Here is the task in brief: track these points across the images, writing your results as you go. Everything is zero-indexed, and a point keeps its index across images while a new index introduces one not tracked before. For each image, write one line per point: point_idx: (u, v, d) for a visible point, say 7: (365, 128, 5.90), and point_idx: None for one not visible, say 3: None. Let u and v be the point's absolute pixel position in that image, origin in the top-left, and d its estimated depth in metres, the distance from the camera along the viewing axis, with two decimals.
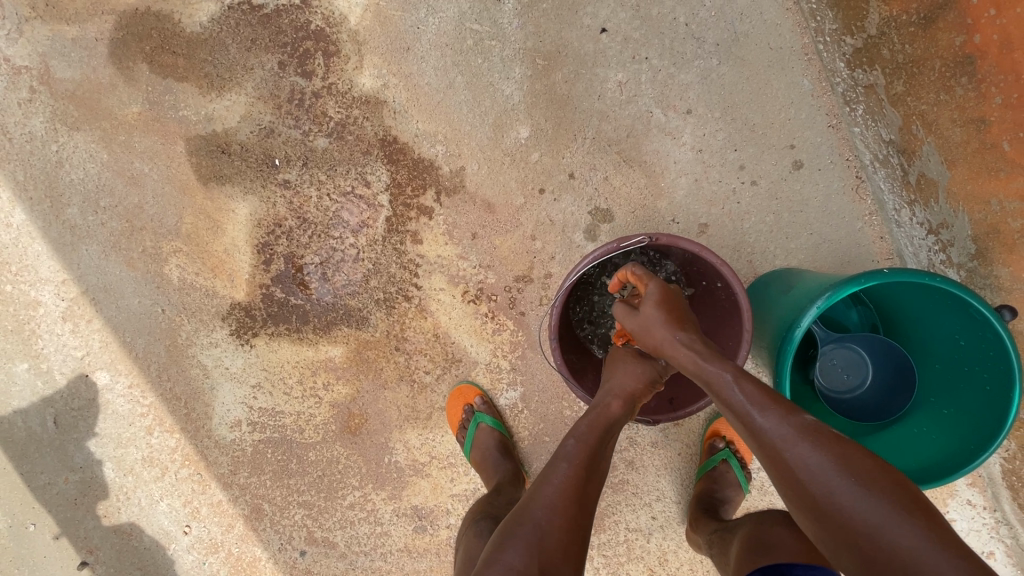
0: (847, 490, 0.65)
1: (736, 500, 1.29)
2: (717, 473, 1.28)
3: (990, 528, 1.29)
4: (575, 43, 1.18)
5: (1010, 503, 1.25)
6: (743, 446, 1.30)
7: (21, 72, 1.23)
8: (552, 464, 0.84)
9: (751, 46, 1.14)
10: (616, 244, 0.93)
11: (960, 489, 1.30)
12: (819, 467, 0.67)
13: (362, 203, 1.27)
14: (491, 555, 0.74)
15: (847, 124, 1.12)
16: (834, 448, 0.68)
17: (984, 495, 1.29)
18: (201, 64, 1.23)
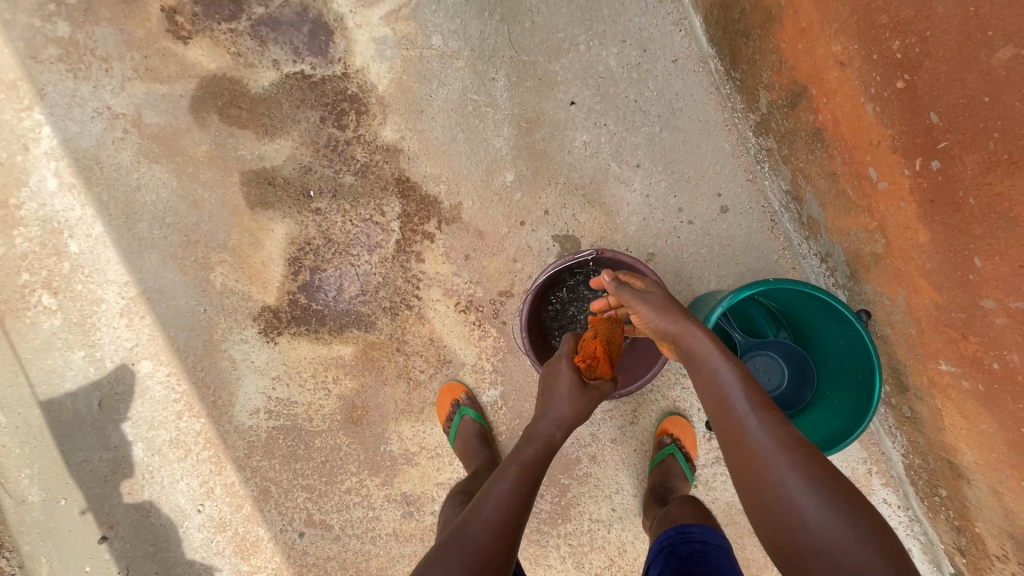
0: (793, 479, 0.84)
1: (683, 489, 1.50)
2: (665, 464, 1.49)
3: (904, 524, 1.46)
4: (552, 112, 1.52)
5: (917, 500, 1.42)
6: (688, 441, 1.52)
7: (118, 118, 1.54)
8: (505, 468, 1.01)
9: (686, 118, 1.48)
10: (572, 258, 1.23)
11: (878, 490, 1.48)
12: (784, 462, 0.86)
13: (378, 228, 1.57)
14: (440, 546, 0.91)
15: (759, 179, 1.45)
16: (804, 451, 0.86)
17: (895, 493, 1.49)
18: (261, 116, 1.55)
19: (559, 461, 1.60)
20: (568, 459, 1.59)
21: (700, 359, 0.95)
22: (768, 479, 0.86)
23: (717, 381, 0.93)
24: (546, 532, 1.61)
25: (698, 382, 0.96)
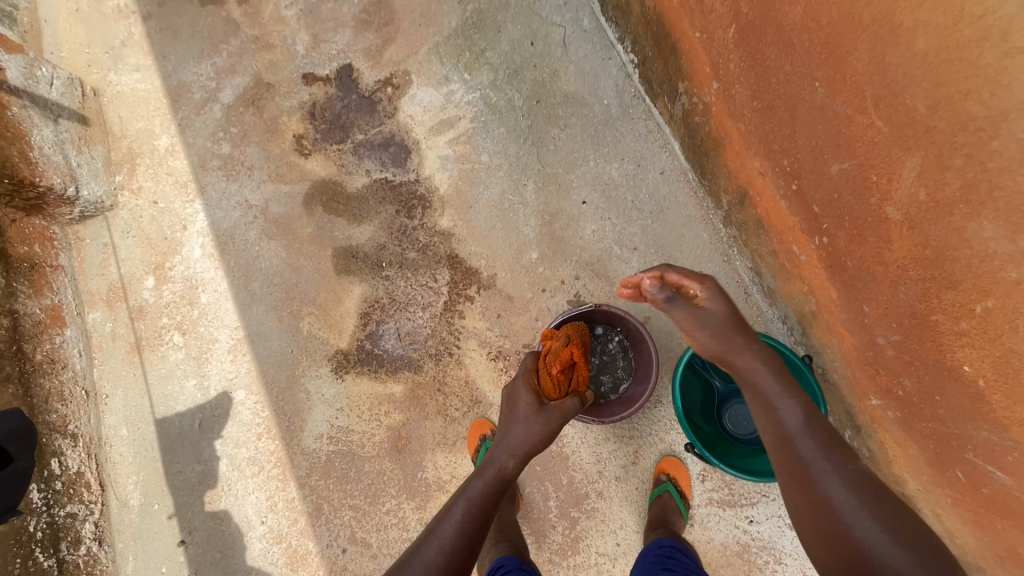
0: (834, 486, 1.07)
1: (681, 523, 1.70)
2: (662, 499, 1.72)
3: None
4: (569, 207, 1.98)
5: None
6: (682, 479, 1.75)
7: (251, 207, 2.12)
8: (470, 495, 1.31)
9: (673, 213, 1.90)
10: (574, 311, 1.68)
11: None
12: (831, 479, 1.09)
13: (431, 292, 2.01)
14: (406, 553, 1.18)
15: (732, 260, 1.83)
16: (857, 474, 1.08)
17: None
18: (353, 207, 2.08)
19: (570, 496, 1.83)
20: (578, 494, 1.83)
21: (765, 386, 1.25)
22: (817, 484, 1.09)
23: (779, 405, 1.22)
24: (558, 563, 1.81)
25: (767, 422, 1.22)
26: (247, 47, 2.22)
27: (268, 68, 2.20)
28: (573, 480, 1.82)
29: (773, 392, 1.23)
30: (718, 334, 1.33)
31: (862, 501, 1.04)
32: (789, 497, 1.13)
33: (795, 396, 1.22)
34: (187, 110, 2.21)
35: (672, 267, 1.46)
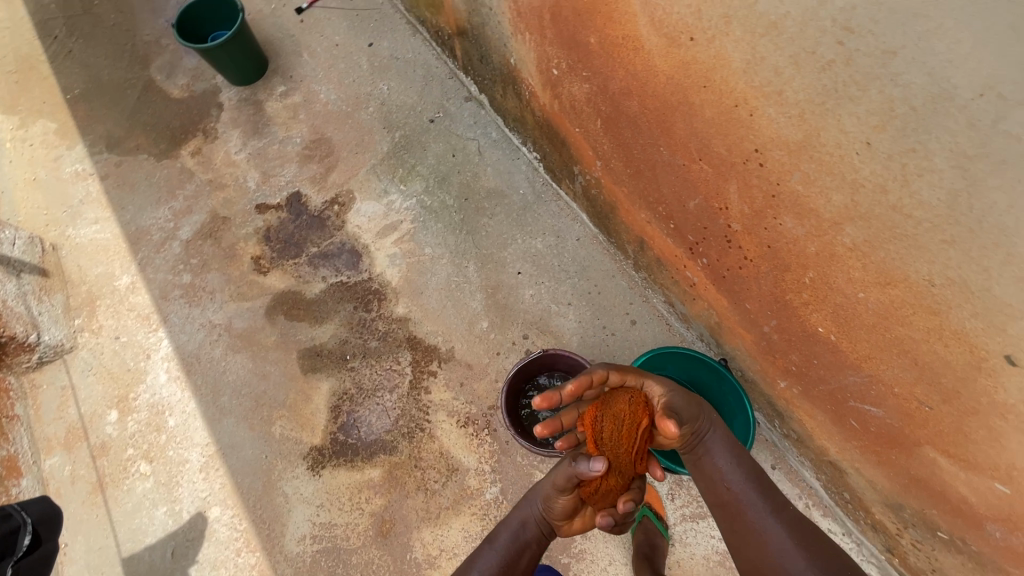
0: (777, 539, 1.16)
1: (664, 544, 1.82)
2: (644, 525, 1.84)
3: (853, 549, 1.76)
4: (507, 278, 2.28)
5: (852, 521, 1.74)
6: (654, 502, 1.91)
7: (215, 326, 2.26)
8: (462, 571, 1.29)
9: (594, 269, 2.25)
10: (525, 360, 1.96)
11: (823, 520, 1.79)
12: (772, 531, 1.18)
13: (396, 374, 2.17)
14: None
15: (650, 298, 2.16)
16: (798, 523, 1.19)
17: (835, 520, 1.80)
18: (313, 311, 2.28)
19: (557, 543, 1.91)
20: (564, 539, 1.91)
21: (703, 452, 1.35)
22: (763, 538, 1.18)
23: (723, 465, 1.33)
24: None
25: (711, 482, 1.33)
26: (202, 189, 2.50)
27: (223, 204, 2.47)
28: None
29: (715, 447, 1.34)
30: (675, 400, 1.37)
31: (795, 539, 1.15)
32: (736, 546, 1.23)
33: (734, 454, 1.35)
34: (146, 250, 2.40)
35: (615, 365, 1.43)
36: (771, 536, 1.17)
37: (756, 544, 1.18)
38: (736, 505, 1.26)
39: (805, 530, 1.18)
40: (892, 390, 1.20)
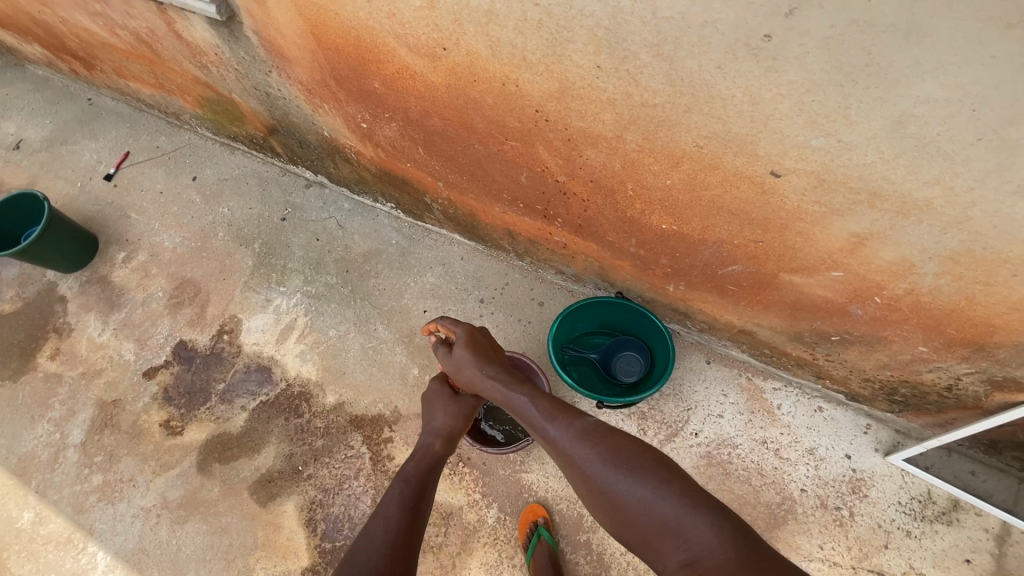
0: (586, 456, 1.20)
1: None
2: None
3: (801, 393, 2.03)
4: (417, 321, 2.35)
5: (787, 372, 2.03)
6: None
7: (150, 509, 2.09)
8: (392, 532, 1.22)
9: (488, 276, 2.39)
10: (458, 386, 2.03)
11: (765, 383, 2.06)
12: (577, 452, 1.22)
13: (354, 458, 2.13)
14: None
15: (546, 277, 2.33)
16: (597, 435, 1.23)
17: (775, 378, 2.06)
18: (246, 442, 2.19)
19: (570, 526, 1.96)
20: (574, 519, 1.96)
21: (507, 395, 1.44)
22: (575, 464, 1.22)
23: (524, 403, 1.40)
24: None
25: (525, 422, 1.39)
26: (78, 385, 2.34)
27: (107, 388, 2.32)
28: (562, 511, 1.96)
29: (511, 395, 1.43)
30: (467, 360, 1.56)
31: (602, 457, 1.17)
32: (570, 481, 1.25)
33: (528, 388, 1.43)
34: (40, 473, 2.18)
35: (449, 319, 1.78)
36: (581, 462, 1.20)
37: (576, 472, 1.22)
38: (546, 436, 1.31)
39: (608, 437, 1.21)
40: (734, 244, 1.43)
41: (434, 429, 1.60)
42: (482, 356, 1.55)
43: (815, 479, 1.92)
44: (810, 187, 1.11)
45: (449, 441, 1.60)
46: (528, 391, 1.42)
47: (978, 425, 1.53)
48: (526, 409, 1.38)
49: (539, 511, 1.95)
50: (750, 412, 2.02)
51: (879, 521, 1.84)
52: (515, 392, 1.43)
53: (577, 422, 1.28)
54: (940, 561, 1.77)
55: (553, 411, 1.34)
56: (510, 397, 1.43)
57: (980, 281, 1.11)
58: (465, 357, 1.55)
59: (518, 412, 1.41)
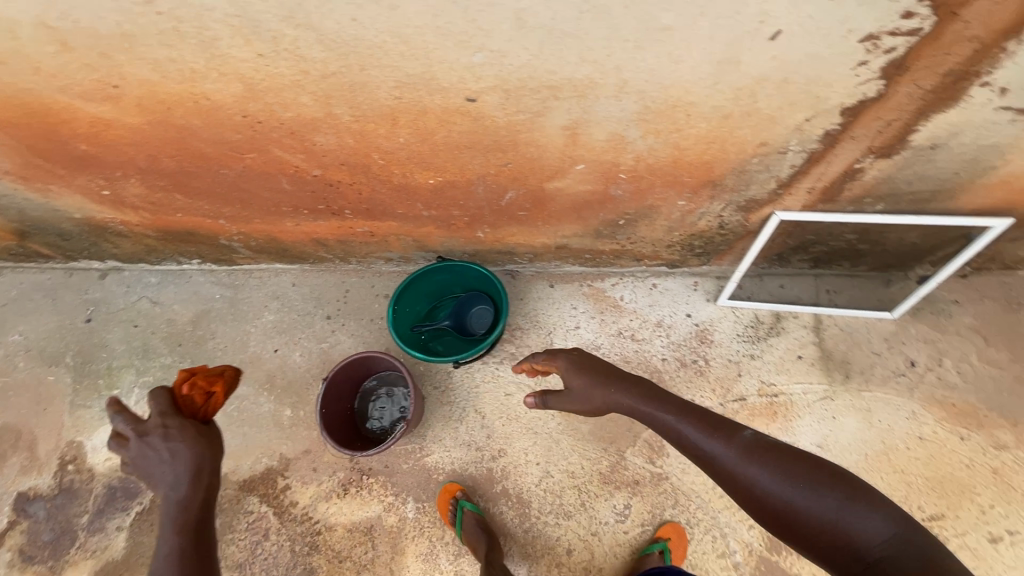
0: (763, 477, 1.17)
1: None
2: (647, 556, 1.84)
3: (635, 279, 2.24)
4: (272, 364, 2.26)
5: (618, 266, 2.23)
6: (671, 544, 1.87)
7: None
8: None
9: (326, 291, 2.34)
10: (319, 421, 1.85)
11: (603, 283, 2.25)
12: (757, 481, 1.18)
13: (258, 521, 2.05)
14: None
15: (381, 270, 2.32)
16: (768, 454, 1.20)
17: (611, 275, 2.26)
18: (135, 560, 2.01)
19: (484, 483, 2.03)
20: (486, 476, 2.03)
21: (642, 412, 1.40)
22: (742, 487, 1.20)
23: (653, 410, 1.39)
24: (532, 523, 1.98)
25: (662, 435, 1.38)
26: None
27: None
28: (472, 474, 2.03)
29: (629, 404, 1.42)
30: (585, 380, 1.49)
31: (776, 475, 1.16)
32: (722, 489, 1.26)
33: (692, 416, 1.33)
34: None
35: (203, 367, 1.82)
36: (755, 484, 1.18)
37: (735, 486, 1.21)
38: (707, 461, 1.27)
39: (797, 467, 1.17)
40: (492, 174, 1.51)
41: (179, 463, 1.52)
42: (645, 389, 1.43)
43: (670, 346, 2.14)
44: (504, 100, 1.19)
45: (199, 472, 1.53)
46: (634, 392, 1.43)
47: (754, 246, 1.78)
48: (682, 433, 1.32)
49: (454, 487, 2.01)
50: (602, 313, 2.21)
51: (728, 356, 2.10)
52: (627, 397, 1.43)
53: (733, 434, 1.27)
54: (781, 367, 2.07)
55: (691, 418, 1.33)
56: (631, 404, 1.42)
57: (671, 130, 1.27)
58: (581, 389, 1.49)
59: (643, 418, 1.41)
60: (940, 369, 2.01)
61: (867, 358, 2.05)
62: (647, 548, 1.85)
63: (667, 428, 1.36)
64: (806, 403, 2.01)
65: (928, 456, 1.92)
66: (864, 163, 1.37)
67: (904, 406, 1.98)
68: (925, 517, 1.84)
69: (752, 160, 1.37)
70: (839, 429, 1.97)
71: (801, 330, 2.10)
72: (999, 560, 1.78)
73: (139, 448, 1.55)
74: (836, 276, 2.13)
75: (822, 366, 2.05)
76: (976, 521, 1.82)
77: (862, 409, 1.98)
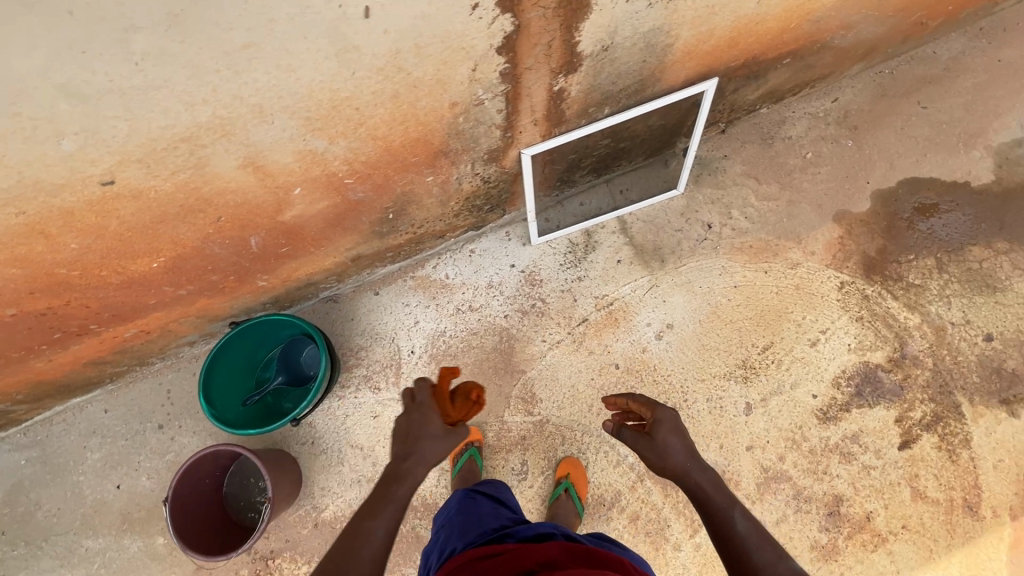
0: None
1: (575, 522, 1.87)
2: (559, 502, 1.88)
3: (450, 253, 2.21)
4: (121, 501, 2.03)
5: (428, 248, 2.18)
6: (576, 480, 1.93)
7: None
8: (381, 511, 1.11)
9: (146, 401, 2.10)
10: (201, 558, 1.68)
11: (425, 269, 2.20)
12: None
13: None
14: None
15: (194, 354, 2.11)
16: None
17: (427, 258, 2.20)
18: None
19: None
20: None
21: (722, 518, 1.16)
22: None
23: (726, 506, 1.18)
24: None
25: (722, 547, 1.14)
26: None
27: None
28: None
29: (728, 511, 1.17)
30: (734, 499, 1.19)
31: None
32: None
33: (755, 522, 1.16)
34: None
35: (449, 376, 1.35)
36: None
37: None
38: (730, 542, 1.13)
39: None
40: (215, 234, 1.37)
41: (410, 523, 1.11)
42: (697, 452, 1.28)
43: (506, 301, 2.17)
44: (146, 171, 1.04)
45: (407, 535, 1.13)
46: (709, 476, 1.23)
47: (525, 184, 1.80)
48: (743, 544, 1.12)
49: (476, 434, 2.03)
50: (433, 299, 2.17)
51: (560, 287, 2.17)
52: (738, 514, 1.16)
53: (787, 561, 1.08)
54: (607, 276, 2.17)
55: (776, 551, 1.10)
56: (729, 512, 1.17)
57: (354, 129, 1.19)
58: (686, 470, 1.24)
59: (712, 521, 1.17)
60: (731, 220, 2.20)
61: (673, 237, 2.19)
62: (555, 494, 1.90)
63: (688, 479, 1.23)
64: (638, 299, 2.14)
65: (746, 299, 2.12)
66: (560, 84, 1.38)
67: (715, 265, 2.16)
68: (760, 351, 2.06)
69: (458, 120, 1.34)
70: (672, 309, 2.13)
71: (612, 236, 2.21)
72: (822, 359, 2.04)
73: (415, 419, 1.24)
74: (623, 176, 2.24)
75: (639, 260, 2.18)
76: (797, 335, 2.07)
77: (684, 283, 2.14)
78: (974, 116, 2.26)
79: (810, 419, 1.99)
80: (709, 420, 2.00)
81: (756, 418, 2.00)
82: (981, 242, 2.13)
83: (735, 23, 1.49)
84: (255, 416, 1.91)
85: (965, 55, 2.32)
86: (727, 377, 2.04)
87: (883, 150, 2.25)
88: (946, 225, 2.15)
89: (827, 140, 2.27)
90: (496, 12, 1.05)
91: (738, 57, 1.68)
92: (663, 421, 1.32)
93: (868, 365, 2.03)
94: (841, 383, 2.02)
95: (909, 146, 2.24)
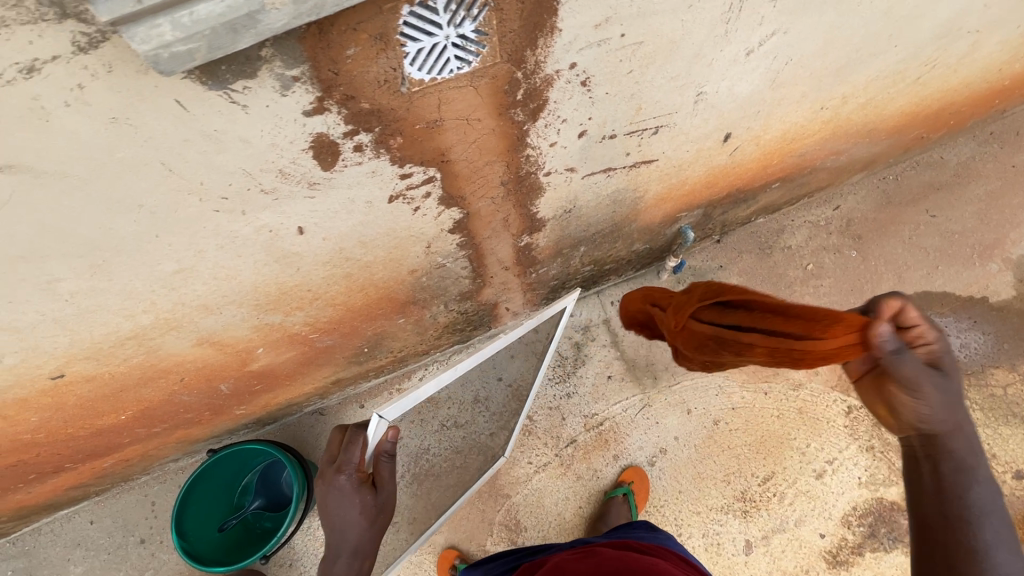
0: (956, 424, 1.05)
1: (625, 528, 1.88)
2: (614, 501, 1.90)
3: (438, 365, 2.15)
4: None
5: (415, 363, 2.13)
6: (638, 489, 1.93)
7: None
8: (346, 527, 1.50)
9: (130, 515, 2.10)
10: None
11: (411, 380, 2.15)
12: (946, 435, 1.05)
13: None
14: None
15: (180, 468, 2.11)
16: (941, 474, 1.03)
17: (414, 371, 2.15)
18: None
19: None
20: None
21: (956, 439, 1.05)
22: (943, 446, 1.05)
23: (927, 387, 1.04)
24: None
25: (943, 412, 1.05)
26: None
27: None
28: None
29: (942, 390, 1.05)
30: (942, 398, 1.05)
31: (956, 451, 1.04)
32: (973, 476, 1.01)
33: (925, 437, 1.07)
34: None
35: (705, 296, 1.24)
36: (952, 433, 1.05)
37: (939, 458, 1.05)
38: (944, 429, 1.06)
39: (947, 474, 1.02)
40: (180, 388, 1.36)
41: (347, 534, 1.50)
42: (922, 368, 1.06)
43: (492, 417, 2.09)
44: (99, 363, 1.07)
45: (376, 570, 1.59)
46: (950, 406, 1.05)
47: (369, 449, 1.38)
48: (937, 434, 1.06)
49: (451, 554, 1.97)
50: None
51: (547, 404, 2.08)
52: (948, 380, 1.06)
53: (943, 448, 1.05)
54: (597, 393, 2.08)
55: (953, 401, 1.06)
56: (944, 424, 1.05)
57: (308, 304, 1.20)
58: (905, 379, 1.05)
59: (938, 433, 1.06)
60: None
61: (666, 352, 2.11)
62: (613, 493, 1.92)
63: (914, 468, 1.07)
64: (629, 420, 2.04)
65: (745, 423, 2.00)
66: (525, 240, 1.36)
67: (711, 383, 2.06)
68: (760, 481, 1.93)
69: (420, 280, 1.33)
70: (665, 432, 2.02)
71: (603, 349, 2.13)
72: (829, 494, 1.90)
73: (337, 483, 1.45)
74: (615, 285, 2.18)
75: (630, 376, 2.09)
76: (801, 465, 1.93)
77: (678, 403, 2.04)
78: (989, 225, 2.14)
79: (818, 562, 1.86)
80: (705, 558, 1.88)
81: (757, 558, 1.87)
82: (1004, 366, 1.97)
83: (711, 170, 1.44)
84: (238, 543, 1.85)
85: (976, 161, 2.21)
86: (724, 510, 1.91)
87: (891, 261, 2.13)
88: (964, 347, 2.00)
89: (829, 250, 2.17)
90: (439, 207, 1.03)
91: (721, 191, 1.64)
92: (941, 362, 1.08)
93: (881, 503, 1.88)
94: (852, 521, 1.88)
95: (919, 257, 2.12)
